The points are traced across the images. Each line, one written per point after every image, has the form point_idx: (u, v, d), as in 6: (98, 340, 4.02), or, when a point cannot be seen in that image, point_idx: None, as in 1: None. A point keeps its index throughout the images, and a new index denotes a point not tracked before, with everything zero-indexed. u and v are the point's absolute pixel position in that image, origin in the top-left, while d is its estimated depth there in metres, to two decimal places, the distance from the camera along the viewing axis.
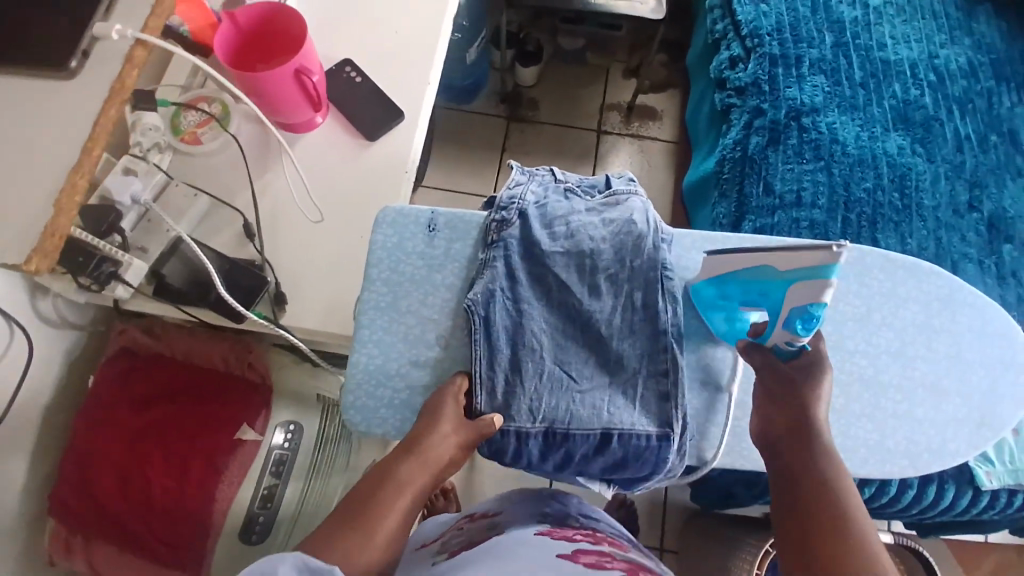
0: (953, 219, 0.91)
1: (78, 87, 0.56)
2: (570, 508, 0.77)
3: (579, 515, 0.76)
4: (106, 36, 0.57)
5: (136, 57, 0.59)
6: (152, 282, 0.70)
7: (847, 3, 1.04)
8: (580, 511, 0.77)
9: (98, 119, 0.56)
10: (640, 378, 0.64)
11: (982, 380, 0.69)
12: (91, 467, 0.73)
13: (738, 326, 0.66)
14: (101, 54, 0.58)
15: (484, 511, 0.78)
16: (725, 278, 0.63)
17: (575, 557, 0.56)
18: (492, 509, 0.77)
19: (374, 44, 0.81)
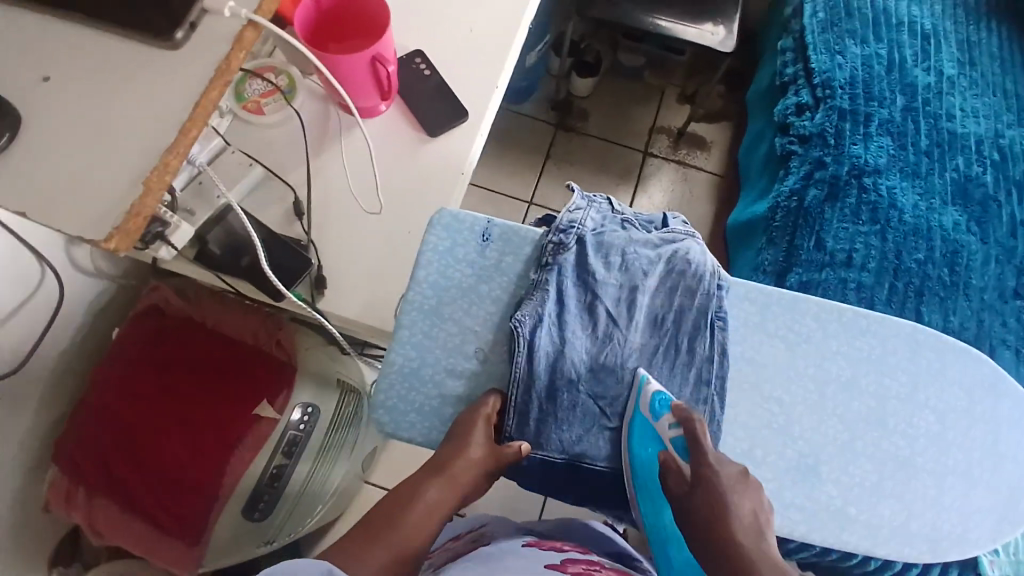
0: (997, 303, 0.89)
1: (176, 65, 0.42)
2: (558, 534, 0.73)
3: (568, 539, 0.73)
4: (217, 10, 0.43)
5: (246, 39, 0.44)
6: (194, 246, 0.68)
7: (923, 67, 1.02)
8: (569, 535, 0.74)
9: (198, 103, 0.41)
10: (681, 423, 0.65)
11: (1012, 475, 0.67)
12: (108, 424, 0.74)
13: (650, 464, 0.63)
14: (209, 31, 0.43)
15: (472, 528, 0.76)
16: (638, 469, 0.63)
17: (563, 567, 0.56)
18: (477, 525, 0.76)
19: (448, 38, 0.79)
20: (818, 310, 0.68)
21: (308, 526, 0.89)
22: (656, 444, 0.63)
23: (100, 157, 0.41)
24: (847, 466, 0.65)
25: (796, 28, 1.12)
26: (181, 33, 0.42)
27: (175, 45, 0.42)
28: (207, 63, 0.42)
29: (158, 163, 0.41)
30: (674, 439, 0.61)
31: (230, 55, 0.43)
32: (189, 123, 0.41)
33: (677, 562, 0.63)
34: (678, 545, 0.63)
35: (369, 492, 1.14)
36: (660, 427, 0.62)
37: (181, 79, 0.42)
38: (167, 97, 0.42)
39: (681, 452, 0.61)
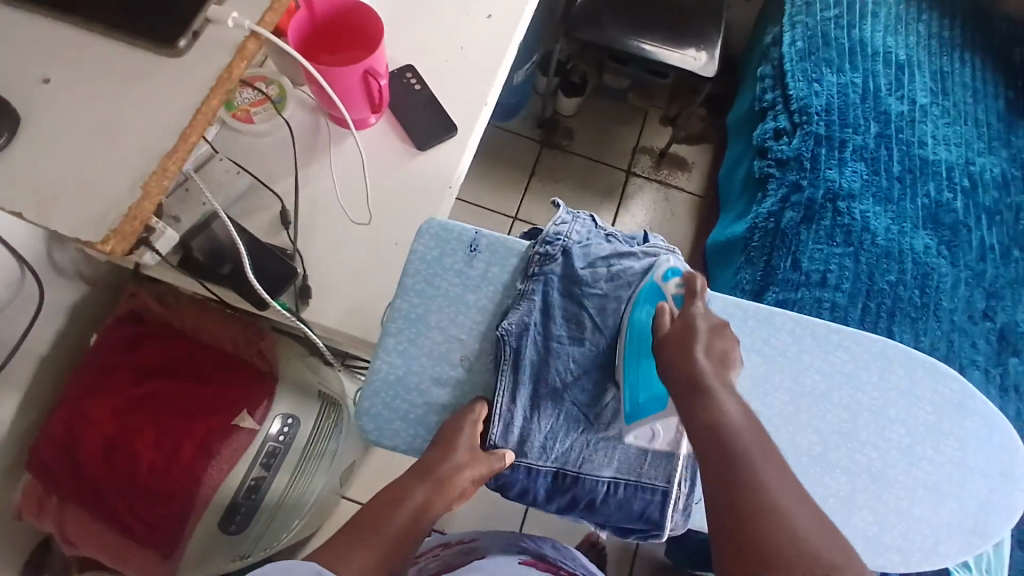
0: (966, 325, 0.92)
1: (180, 72, 0.43)
2: (547, 548, 0.75)
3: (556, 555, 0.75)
4: (222, 20, 0.44)
5: (249, 49, 0.45)
6: (179, 252, 0.67)
7: (896, 96, 1.06)
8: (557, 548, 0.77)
9: (200, 108, 0.42)
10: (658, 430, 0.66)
11: (982, 489, 0.69)
12: (79, 433, 0.73)
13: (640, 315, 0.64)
14: (213, 40, 0.44)
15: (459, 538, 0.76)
16: (634, 326, 0.64)
17: None
18: (466, 536, 0.77)
19: (439, 53, 0.80)
20: (794, 325, 0.70)
21: (286, 537, 0.88)
22: (657, 299, 0.64)
23: (100, 158, 0.41)
24: (822, 478, 0.67)
25: (775, 56, 1.16)
26: (185, 40, 0.43)
27: (179, 52, 0.44)
28: (211, 70, 0.43)
29: (157, 166, 0.41)
30: (675, 296, 0.62)
31: (231, 65, 0.44)
32: (189, 129, 0.42)
33: (644, 401, 0.63)
34: (652, 384, 0.63)
35: (347, 506, 1.13)
36: (667, 288, 0.63)
37: (183, 84, 0.43)
38: (168, 104, 0.42)
39: (678, 304, 0.61)
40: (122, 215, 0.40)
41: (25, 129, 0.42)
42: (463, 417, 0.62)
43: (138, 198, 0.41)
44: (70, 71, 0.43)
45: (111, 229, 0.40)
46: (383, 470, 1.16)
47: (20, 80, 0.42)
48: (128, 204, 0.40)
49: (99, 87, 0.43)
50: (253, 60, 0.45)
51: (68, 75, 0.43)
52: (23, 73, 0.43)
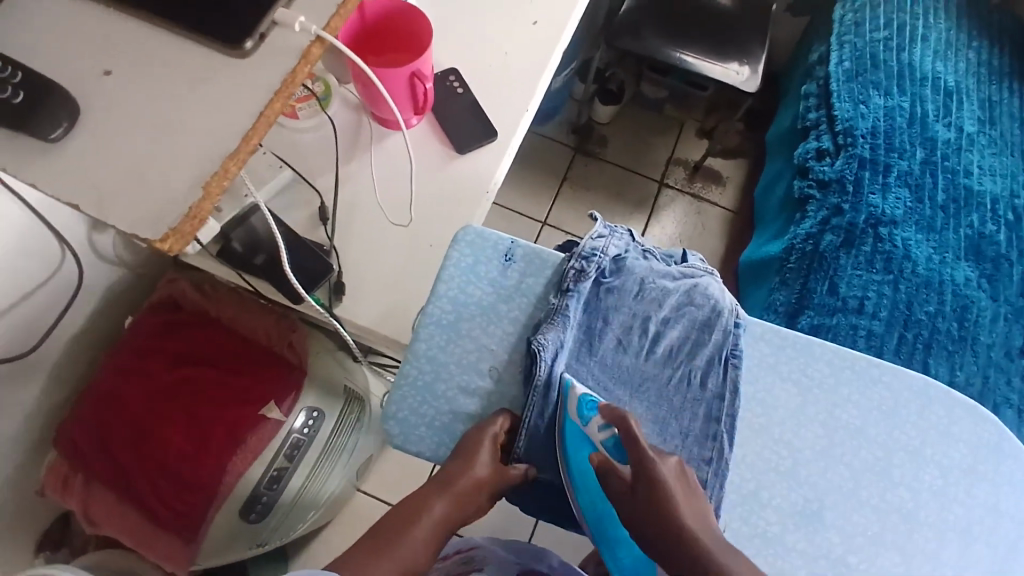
0: (1003, 361, 0.90)
1: (244, 72, 0.43)
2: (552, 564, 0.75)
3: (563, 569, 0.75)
4: (288, 24, 0.44)
5: (313, 54, 0.45)
6: (218, 242, 0.68)
7: (943, 123, 1.03)
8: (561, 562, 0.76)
9: (263, 112, 0.42)
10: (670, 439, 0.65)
11: (1011, 535, 0.67)
12: (112, 414, 0.74)
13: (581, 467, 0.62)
14: (277, 42, 0.44)
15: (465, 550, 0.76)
16: (580, 480, 0.61)
17: None
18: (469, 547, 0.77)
19: (484, 59, 0.80)
20: (831, 356, 0.69)
21: (301, 530, 0.89)
22: (589, 449, 0.62)
23: (157, 154, 0.42)
24: (851, 515, 0.65)
25: (821, 75, 1.14)
26: (251, 42, 0.43)
27: (245, 54, 0.44)
28: (271, 73, 0.43)
29: (217, 168, 0.41)
30: (606, 440, 0.60)
31: (296, 69, 0.44)
32: (252, 132, 0.42)
33: (630, 562, 0.61)
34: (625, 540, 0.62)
35: (361, 500, 1.14)
36: (593, 434, 0.61)
37: (244, 86, 0.43)
38: (228, 105, 0.43)
39: (612, 445, 0.60)
40: (184, 213, 0.40)
41: (85, 122, 0.42)
42: (490, 427, 0.62)
43: (199, 198, 0.41)
44: (132, 66, 0.43)
45: (172, 227, 0.40)
46: (399, 468, 1.16)
47: (82, 73, 0.43)
48: (187, 204, 0.40)
49: (159, 85, 0.43)
50: (315, 65, 0.45)
51: (128, 70, 0.43)
52: (87, 67, 0.43)
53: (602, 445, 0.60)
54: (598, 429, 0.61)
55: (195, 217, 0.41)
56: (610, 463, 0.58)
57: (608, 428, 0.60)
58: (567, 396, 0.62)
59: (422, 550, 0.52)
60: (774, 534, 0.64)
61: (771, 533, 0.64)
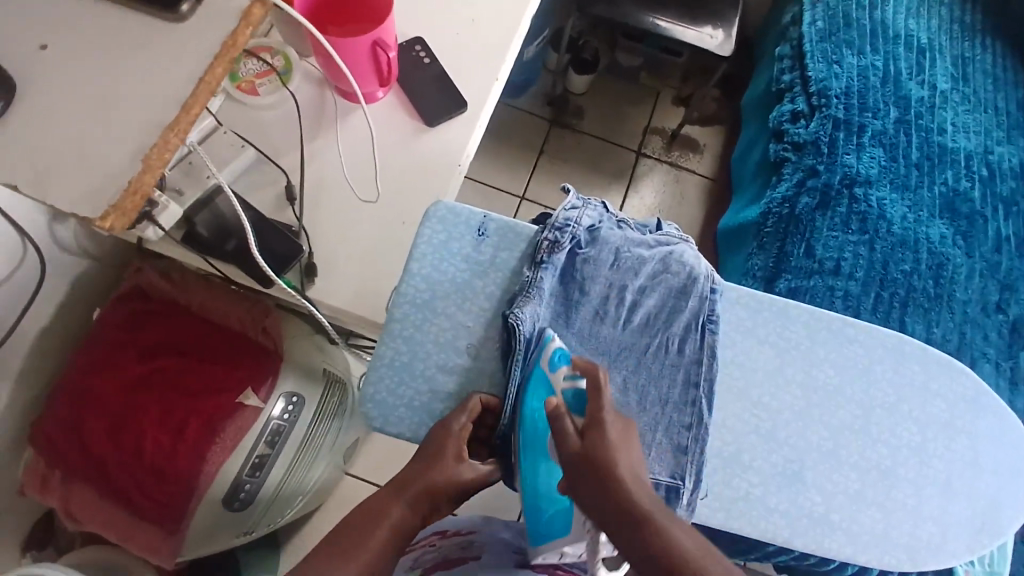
0: (979, 317, 0.91)
1: (183, 39, 0.42)
2: None
3: None
4: None
5: (255, 15, 0.43)
6: (182, 228, 0.66)
7: (916, 81, 1.03)
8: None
9: (204, 79, 0.41)
10: (649, 408, 0.65)
11: (990, 488, 0.68)
12: (85, 410, 0.73)
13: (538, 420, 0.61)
14: (217, 4, 0.43)
15: (457, 530, 0.76)
16: (529, 423, 0.60)
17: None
18: (465, 528, 0.76)
19: (450, 27, 0.78)
20: (808, 318, 0.69)
21: (288, 515, 0.88)
22: (548, 393, 0.60)
23: (101, 130, 0.40)
24: (831, 474, 0.66)
25: (794, 36, 1.13)
26: (187, 5, 0.43)
27: (182, 18, 0.43)
28: (212, 38, 0.42)
29: (157, 140, 0.40)
30: (568, 390, 0.59)
31: (236, 33, 0.42)
32: (192, 100, 0.41)
33: (546, 520, 0.61)
34: (555, 501, 0.61)
35: (348, 483, 1.13)
36: (558, 381, 0.60)
37: (183, 54, 0.42)
38: (170, 76, 0.41)
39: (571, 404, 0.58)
40: (121, 189, 0.40)
41: (25, 100, 0.40)
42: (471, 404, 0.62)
43: (139, 171, 0.40)
44: (70, 39, 0.42)
45: (111, 205, 0.39)
46: (386, 450, 1.15)
47: (17, 47, 0.41)
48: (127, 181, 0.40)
49: (103, 56, 0.42)
50: (258, 26, 0.43)
51: (67, 42, 0.42)
52: (19, 39, 0.41)
53: (563, 394, 0.59)
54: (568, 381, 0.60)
55: (137, 192, 0.40)
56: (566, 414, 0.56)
57: (573, 378, 0.59)
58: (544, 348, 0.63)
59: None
60: (755, 496, 0.65)
61: (754, 495, 0.65)
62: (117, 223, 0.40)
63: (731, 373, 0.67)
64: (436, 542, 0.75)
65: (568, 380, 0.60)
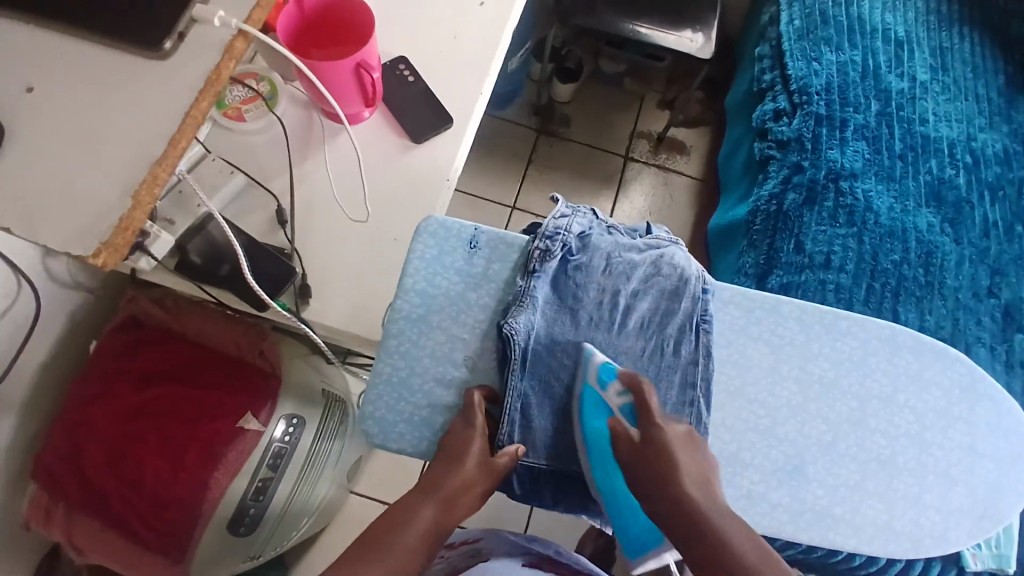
0: (971, 303, 0.91)
1: (166, 73, 0.43)
2: (551, 547, 0.77)
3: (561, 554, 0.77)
4: (207, 20, 0.44)
5: (237, 48, 0.45)
6: (175, 255, 0.66)
7: (896, 73, 1.04)
8: (562, 551, 0.77)
9: (189, 112, 0.42)
10: None
11: (990, 474, 0.69)
12: (84, 439, 0.73)
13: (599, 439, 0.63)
14: (198, 39, 0.44)
15: (464, 539, 0.77)
16: (592, 442, 0.63)
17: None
18: (473, 536, 0.77)
19: (433, 44, 0.79)
20: (800, 314, 0.69)
21: (296, 536, 0.88)
22: (605, 412, 0.63)
23: (91, 167, 0.41)
24: (832, 467, 0.66)
25: (772, 35, 1.14)
26: (170, 42, 0.43)
27: (164, 55, 0.43)
28: (194, 70, 0.43)
29: (147, 175, 0.41)
30: (623, 405, 0.61)
31: (220, 65, 0.44)
32: (178, 134, 0.42)
33: (638, 532, 0.62)
34: (636, 513, 0.62)
35: (353, 502, 1.13)
36: (610, 397, 0.62)
37: (167, 89, 0.43)
38: (155, 110, 0.42)
39: (626, 416, 0.61)
40: (116, 225, 0.40)
41: (13, 144, 0.41)
42: (473, 399, 0.63)
43: (130, 209, 0.41)
44: (51, 81, 0.42)
45: (103, 241, 0.40)
46: (391, 465, 1.15)
47: (7, 91, 0.42)
48: (118, 216, 0.40)
49: (87, 94, 0.42)
50: (241, 59, 0.45)
51: (53, 83, 0.42)
52: (11, 82, 0.42)
53: (618, 410, 0.62)
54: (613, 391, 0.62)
55: (127, 227, 0.41)
56: (621, 426, 0.59)
57: (625, 394, 0.62)
58: (587, 363, 0.64)
59: (417, 549, 0.53)
60: (758, 493, 0.65)
61: (756, 492, 0.65)
62: (109, 260, 0.41)
63: (726, 372, 0.68)
64: (444, 552, 0.75)
65: (616, 389, 0.62)
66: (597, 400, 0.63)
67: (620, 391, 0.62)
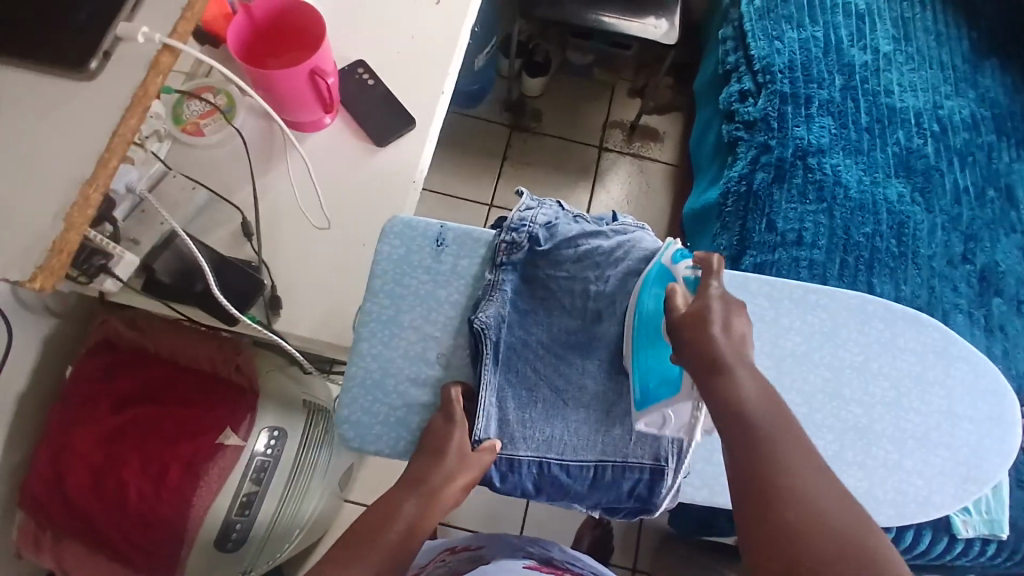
0: (946, 270, 0.92)
1: (94, 93, 0.43)
2: (554, 553, 0.76)
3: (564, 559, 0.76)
4: (131, 36, 0.43)
5: (163, 63, 0.45)
6: (141, 275, 0.66)
7: (858, 47, 1.05)
8: (566, 556, 0.77)
9: (118, 129, 0.42)
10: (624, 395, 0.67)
11: (971, 436, 0.69)
12: (64, 465, 0.72)
13: (651, 310, 0.64)
14: (125, 57, 0.44)
15: (466, 545, 0.76)
16: (648, 313, 0.64)
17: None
18: (473, 543, 0.77)
19: (390, 46, 0.78)
20: (770, 289, 0.70)
21: (288, 548, 0.89)
22: (668, 281, 0.63)
23: (23, 192, 0.41)
24: (810, 440, 0.67)
25: (734, 16, 1.14)
26: (96, 61, 0.42)
27: (91, 75, 0.43)
28: (123, 88, 0.43)
29: (78, 197, 0.41)
30: (687, 276, 0.60)
31: (147, 81, 0.43)
32: (107, 153, 0.42)
33: (655, 387, 0.62)
34: (666, 372, 0.62)
35: (349, 511, 1.13)
36: (678, 271, 0.62)
37: (97, 107, 0.42)
38: (83, 132, 0.42)
39: (684, 283, 0.59)
40: (50, 247, 0.40)
41: None
42: (450, 396, 0.64)
43: (63, 231, 0.41)
44: None
45: (39, 265, 0.40)
46: (385, 473, 1.15)
47: None
48: (52, 239, 0.40)
49: (15, 118, 0.42)
50: (168, 73, 0.44)
51: None
52: None
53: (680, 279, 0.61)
54: (686, 269, 0.62)
55: (63, 250, 0.41)
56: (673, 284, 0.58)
57: (693, 269, 0.61)
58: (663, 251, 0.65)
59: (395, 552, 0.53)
60: None
61: None
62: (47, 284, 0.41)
63: None
64: (445, 557, 0.74)
65: (689, 267, 0.62)
66: (665, 272, 0.64)
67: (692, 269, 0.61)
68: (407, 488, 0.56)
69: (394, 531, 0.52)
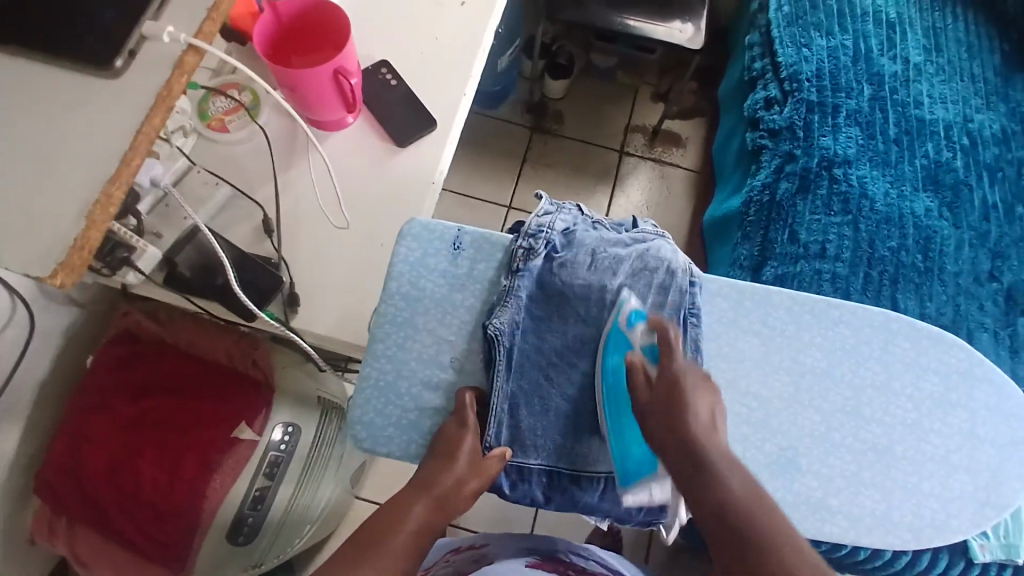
0: (973, 288, 0.90)
1: (119, 91, 0.43)
2: (559, 544, 0.75)
3: (570, 551, 0.75)
4: (157, 36, 0.44)
5: (188, 63, 0.45)
6: (163, 269, 0.66)
7: (889, 56, 1.03)
8: (571, 547, 0.76)
9: (142, 127, 0.42)
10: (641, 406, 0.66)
11: (993, 460, 0.68)
12: (80, 455, 0.73)
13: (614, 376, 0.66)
14: (150, 56, 0.44)
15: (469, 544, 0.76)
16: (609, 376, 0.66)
17: None
18: (477, 541, 0.76)
19: (413, 47, 0.78)
20: (791, 302, 0.69)
21: (298, 544, 0.88)
22: (626, 348, 0.66)
23: (47, 188, 0.41)
24: (826, 458, 0.66)
25: (761, 22, 1.12)
26: (122, 60, 0.43)
27: (117, 73, 0.44)
28: (148, 87, 0.43)
29: (102, 194, 0.41)
30: (646, 345, 0.65)
31: (171, 81, 0.44)
32: (131, 151, 0.42)
33: (634, 466, 0.65)
34: (638, 448, 0.65)
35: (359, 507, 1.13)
36: (636, 336, 0.66)
37: (122, 105, 0.43)
38: (108, 130, 0.42)
39: (649, 355, 0.65)
40: (71, 244, 0.41)
41: None
42: (463, 401, 0.63)
43: (84, 229, 0.41)
44: (6, 107, 0.43)
45: (59, 261, 0.40)
46: (394, 472, 1.15)
47: None
48: (74, 235, 0.41)
49: (42, 115, 0.43)
50: (193, 73, 0.45)
51: (9, 106, 0.43)
52: None
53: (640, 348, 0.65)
54: (645, 333, 0.66)
55: (85, 247, 0.41)
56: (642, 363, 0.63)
57: (650, 335, 0.65)
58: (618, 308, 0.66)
59: None
60: None
61: None
62: (67, 279, 0.41)
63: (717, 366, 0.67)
64: (449, 557, 0.75)
65: (646, 331, 0.66)
66: (624, 342, 0.66)
67: (647, 333, 0.66)
68: (415, 492, 0.56)
69: (400, 535, 0.52)
